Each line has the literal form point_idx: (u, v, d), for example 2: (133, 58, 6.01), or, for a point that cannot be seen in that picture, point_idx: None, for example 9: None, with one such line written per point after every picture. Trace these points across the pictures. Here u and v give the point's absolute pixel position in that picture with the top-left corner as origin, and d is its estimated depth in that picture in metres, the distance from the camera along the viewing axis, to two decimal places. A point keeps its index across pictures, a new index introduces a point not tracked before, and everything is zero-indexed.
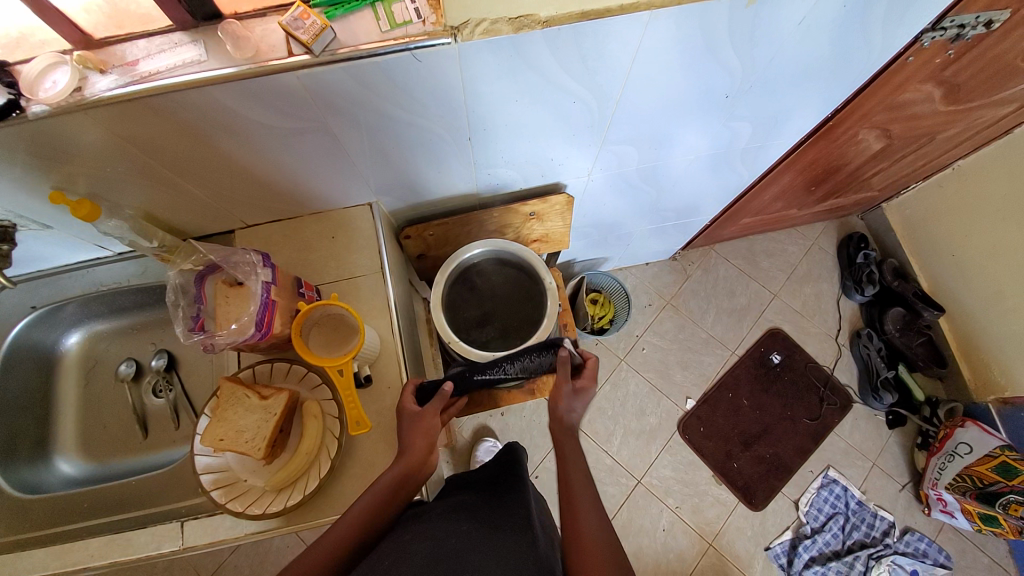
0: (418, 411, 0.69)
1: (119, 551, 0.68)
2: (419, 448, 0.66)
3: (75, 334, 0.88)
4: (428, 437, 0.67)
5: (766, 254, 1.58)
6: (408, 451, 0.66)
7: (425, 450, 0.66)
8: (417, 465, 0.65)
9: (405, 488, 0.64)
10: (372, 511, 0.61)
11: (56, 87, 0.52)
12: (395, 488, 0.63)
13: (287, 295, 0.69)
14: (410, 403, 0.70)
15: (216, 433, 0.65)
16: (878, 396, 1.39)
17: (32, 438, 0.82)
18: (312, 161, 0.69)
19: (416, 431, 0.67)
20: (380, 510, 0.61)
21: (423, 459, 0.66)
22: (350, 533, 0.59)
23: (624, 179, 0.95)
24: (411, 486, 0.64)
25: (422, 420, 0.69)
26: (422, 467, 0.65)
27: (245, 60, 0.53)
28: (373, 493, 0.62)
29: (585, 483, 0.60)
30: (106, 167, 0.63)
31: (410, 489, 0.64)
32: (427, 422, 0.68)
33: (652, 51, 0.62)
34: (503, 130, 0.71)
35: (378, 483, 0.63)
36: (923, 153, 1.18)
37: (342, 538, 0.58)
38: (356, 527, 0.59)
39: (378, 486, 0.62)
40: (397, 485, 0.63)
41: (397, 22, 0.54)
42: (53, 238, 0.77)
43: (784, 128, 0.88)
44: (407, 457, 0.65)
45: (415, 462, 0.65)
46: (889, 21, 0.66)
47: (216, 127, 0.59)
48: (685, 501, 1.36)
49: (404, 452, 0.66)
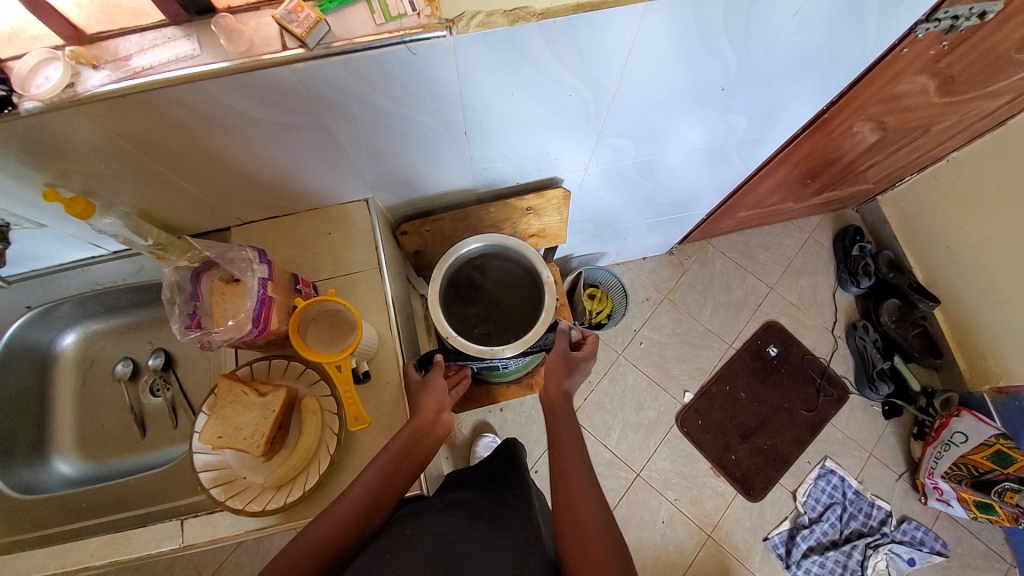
0: (423, 380, 0.72)
1: (117, 550, 0.68)
2: (428, 410, 0.68)
3: (70, 334, 0.87)
4: (434, 400, 0.70)
5: (762, 248, 1.59)
6: (418, 414, 0.67)
7: (434, 410, 0.68)
8: (427, 426, 0.67)
9: (419, 447, 0.66)
10: (390, 469, 0.62)
11: (48, 83, 0.51)
12: (408, 449, 0.65)
13: (283, 291, 0.69)
14: (413, 372, 0.73)
15: (214, 430, 0.65)
16: (874, 387, 1.40)
17: (29, 438, 0.82)
18: (307, 157, 0.69)
19: (424, 395, 0.70)
20: (397, 468, 0.63)
21: (433, 419, 0.68)
22: (369, 492, 0.60)
23: (621, 173, 0.96)
24: (423, 445, 0.66)
25: (425, 387, 0.71)
26: (432, 427, 0.68)
27: (239, 54, 0.52)
28: (389, 453, 0.64)
29: (581, 460, 0.65)
30: (100, 164, 0.62)
31: (423, 449, 0.66)
32: (433, 388, 0.71)
33: (647, 43, 0.61)
34: (499, 123, 0.71)
35: (392, 445, 0.64)
36: (918, 144, 1.19)
37: (363, 496, 0.60)
38: (376, 487, 0.61)
39: (392, 447, 0.64)
40: (410, 445, 0.65)
41: (391, 14, 0.53)
42: (46, 237, 0.77)
43: (779, 121, 0.88)
44: (416, 418, 0.67)
45: (424, 424, 0.67)
46: (884, 13, 0.66)
47: (212, 123, 0.59)
48: (683, 494, 1.37)
49: (413, 415, 0.68)
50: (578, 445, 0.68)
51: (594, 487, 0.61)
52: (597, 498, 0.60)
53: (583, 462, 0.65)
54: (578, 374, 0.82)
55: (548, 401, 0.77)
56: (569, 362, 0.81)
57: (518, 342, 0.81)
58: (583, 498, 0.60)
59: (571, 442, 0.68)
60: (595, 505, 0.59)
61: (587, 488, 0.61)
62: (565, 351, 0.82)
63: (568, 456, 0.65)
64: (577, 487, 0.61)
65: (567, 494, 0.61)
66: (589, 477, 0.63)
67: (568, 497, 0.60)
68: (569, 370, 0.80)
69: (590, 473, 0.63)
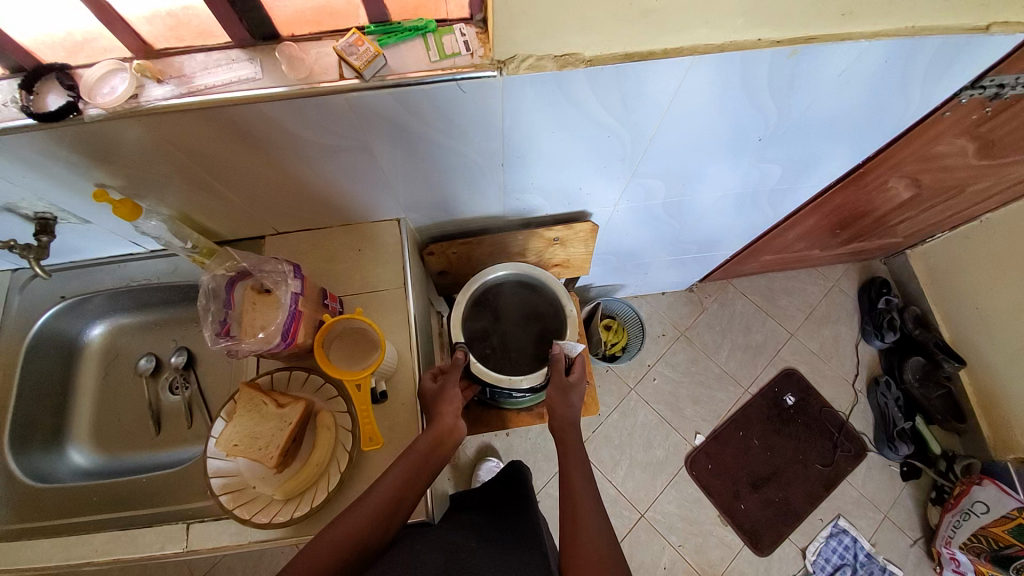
0: (439, 390, 0.72)
1: (122, 548, 0.68)
2: (448, 417, 0.68)
3: (99, 326, 0.90)
4: (451, 407, 0.69)
5: (784, 293, 1.57)
6: (437, 421, 0.67)
7: (453, 417, 0.67)
8: (447, 431, 0.67)
9: (438, 453, 0.65)
10: (411, 472, 0.62)
11: (113, 93, 0.54)
12: (429, 452, 0.64)
13: (312, 306, 0.70)
14: (428, 383, 0.73)
15: (229, 438, 0.66)
16: (893, 447, 1.35)
17: (48, 426, 0.83)
18: (348, 176, 0.71)
19: (441, 402, 0.70)
20: (418, 472, 0.63)
21: (452, 425, 0.68)
22: (389, 494, 0.60)
23: (650, 212, 0.96)
24: (443, 451, 0.66)
25: (439, 396, 0.71)
26: (451, 434, 0.67)
27: (298, 81, 0.54)
28: (410, 456, 0.64)
29: (590, 495, 0.63)
30: (149, 169, 0.65)
31: (443, 454, 0.66)
32: (447, 396, 0.70)
33: (691, 92, 0.62)
34: (537, 157, 0.72)
35: (414, 448, 0.64)
36: (951, 204, 1.18)
37: (386, 496, 0.60)
38: (399, 486, 0.61)
39: (413, 452, 0.64)
40: (430, 450, 0.65)
41: (446, 52, 0.55)
42: (90, 232, 0.79)
43: (814, 173, 0.88)
44: (436, 423, 0.67)
45: (444, 429, 0.66)
46: (929, 77, 0.67)
47: (262, 139, 0.61)
48: (687, 540, 1.33)
49: (433, 421, 0.67)
50: (586, 474, 0.66)
51: (601, 519, 0.60)
52: (603, 529, 0.59)
53: (594, 497, 0.63)
54: (579, 396, 0.77)
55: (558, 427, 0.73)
56: (567, 389, 0.76)
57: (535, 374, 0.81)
58: (589, 529, 0.59)
59: (581, 474, 0.66)
60: (601, 535, 0.58)
61: (594, 518, 0.60)
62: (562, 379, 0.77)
63: (579, 491, 0.64)
64: (584, 519, 0.60)
65: (572, 526, 0.60)
66: (598, 508, 0.62)
67: (572, 529, 0.59)
68: (569, 397, 0.76)
69: (601, 507, 0.62)
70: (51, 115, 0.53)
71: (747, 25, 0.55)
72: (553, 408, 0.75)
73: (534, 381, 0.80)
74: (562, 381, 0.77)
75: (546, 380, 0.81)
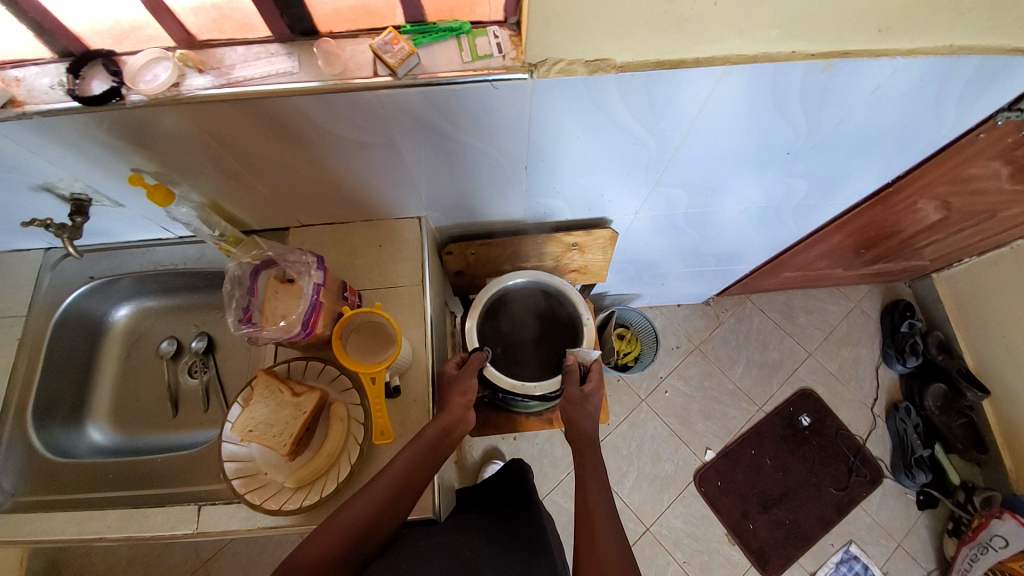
0: (455, 376, 0.75)
1: (135, 526, 0.70)
2: (458, 407, 0.70)
3: (125, 307, 0.92)
4: (463, 398, 0.72)
5: (803, 311, 1.55)
6: (447, 410, 0.69)
7: (463, 408, 0.70)
8: (455, 421, 0.69)
9: (447, 442, 0.67)
10: (420, 456, 0.64)
11: (156, 80, 0.55)
12: (438, 440, 0.66)
13: (332, 298, 0.71)
14: (450, 368, 0.77)
15: (245, 423, 0.67)
16: (909, 475, 1.32)
17: (70, 403, 0.86)
18: (373, 171, 0.71)
19: (452, 393, 0.72)
20: (426, 458, 0.64)
21: (460, 416, 0.70)
22: (398, 478, 0.61)
23: (671, 222, 0.96)
24: (451, 440, 0.68)
25: (455, 385, 0.74)
26: (460, 424, 0.70)
27: (333, 76, 0.55)
28: (419, 444, 0.65)
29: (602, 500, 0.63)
30: (183, 156, 0.66)
31: (450, 443, 0.68)
32: (460, 386, 0.73)
33: (721, 102, 0.62)
34: (560, 162, 0.72)
35: (424, 435, 0.66)
36: (981, 229, 1.15)
37: (395, 479, 0.61)
38: (407, 470, 0.62)
39: (422, 439, 0.65)
40: (439, 438, 0.66)
41: (478, 54, 0.55)
42: (122, 215, 0.81)
43: (841, 191, 0.87)
44: (446, 413, 0.69)
45: (453, 418, 0.69)
46: (965, 98, 0.66)
47: (293, 132, 0.62)
48: (693, 557, 1.30)
49: (443, 410, 0.70)
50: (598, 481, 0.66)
51: (616, 528, 0.60)
52: (619, 538, 0.59)
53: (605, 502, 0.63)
54: (591, 405, 0.78)
55: (578, 433, 0.75)
56: (576, 402, 0.77)
57: (551, 381, 0.80)
58: (606, 538, 0.59)
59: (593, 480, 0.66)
60: (617, 546, 0.58)
61: (610, 528, 0.60)
62: (575, 391, 0.78)
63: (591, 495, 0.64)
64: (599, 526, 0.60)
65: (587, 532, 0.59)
66: (610, 515, 0.61)
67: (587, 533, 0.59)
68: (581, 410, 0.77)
69: (612, 513, 0.62)
70: (96, 98, 0.55)
71: (782, 37, 0.54)
72: (571, 420, 0.77)
73: (548, 390, 0.80)
74: (575, 391, 0.78)
75: (560, 388, 0.81)
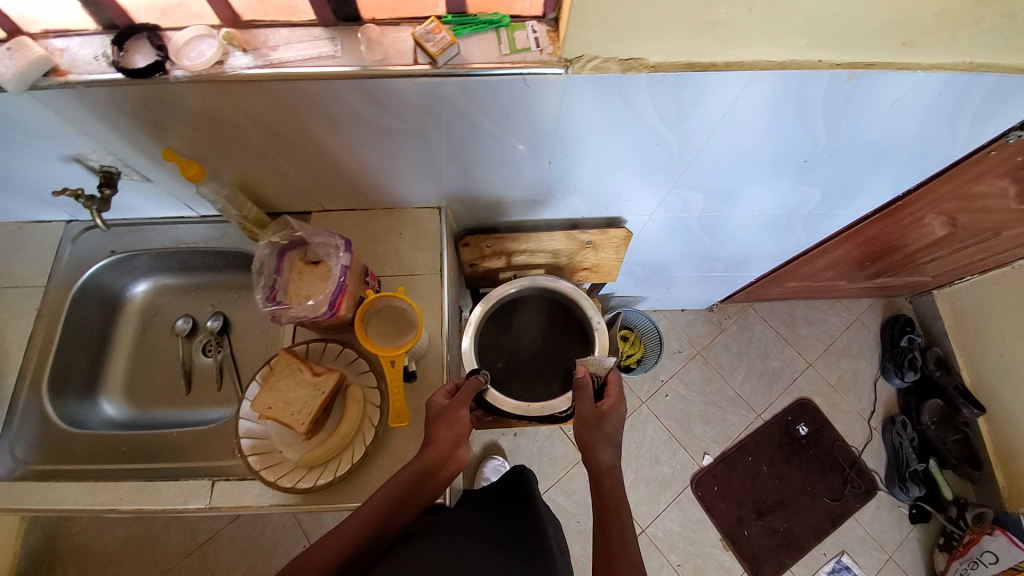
0: (445, 406, 0.68)
1: (147, 498, 0.71)
2: (443, 444, 0.64)
3: (143, 283, 0.93)
4: (451, 433, 0.65)
5: (805, 321, 1.57)
6: (432, 445, 0.64)
7: (448, 446, 0.63)
8: (440, 460, 0.63)
9: (428, 483, 0.62)
10: (395, 497, 0.60)
11: (201, 57, 0.57)
12: (418, 481, 0.62)
13: (356, 282, 0.72)
14: (440, 399, 0.69)
15: (265, 400, 0.68)
16: (903, 487, 1.34)
17: (85, 375, 0.86)
18: (400, 160, 0.73)
19: (441, 424, 0.66)
20: (403, 501, 0.60)
21: (446, 454, 0.64)
22: (371, 520, 0.58)
23: (684, 225, 0.97)
24: (434, 481, 0.62)
25: (444, 416, 0.67)
26: (445, 463, 0.63)
27: (374, 62, 0.57)
28: (396, 484, 0.61)
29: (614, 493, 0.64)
30: (218, 136, 0.68)
31: (433, 484, 0.62)
32: (452, 418, 0.66)
33: (746, 106, 0.64)
34: (582, 158, 0.74)
35: (402, 474, 0.62)
36: (985, 247, 1.17)
37: (366, 521, 0.58)
38: (380, 512, 0.59)
39: (401, 478, 0.62)
40: (418, 478, 0.62)
41: (517, 47, 0.57)
42: (148, 191, 0.82)
43: (853, 201, 0.89)
44: (429, 451, 0.63)
45: (436, 457, 0.63)
46: (979, 116, 0.68)
47: (327, 117, 0.64)
48: (687, 560, 1.32)
49: (427, 445, 0.64)
50: None
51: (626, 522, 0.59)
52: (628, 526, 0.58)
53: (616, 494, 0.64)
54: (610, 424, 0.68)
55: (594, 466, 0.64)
56: (590, 421, 0.69)
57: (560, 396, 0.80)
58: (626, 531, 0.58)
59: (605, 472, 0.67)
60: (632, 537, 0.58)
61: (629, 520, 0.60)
62: (591, 409, 0.70)
63: None
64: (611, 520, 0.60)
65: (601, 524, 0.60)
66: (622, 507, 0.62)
67: (601, 524, 0.60)
68: (598, 431, 0.67)
69: None
70: (140, 71, 0.56)
71: (810, 46, 0.56)
72: (587, 446, 0.66)
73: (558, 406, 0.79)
74: (590, 411, 0.69)
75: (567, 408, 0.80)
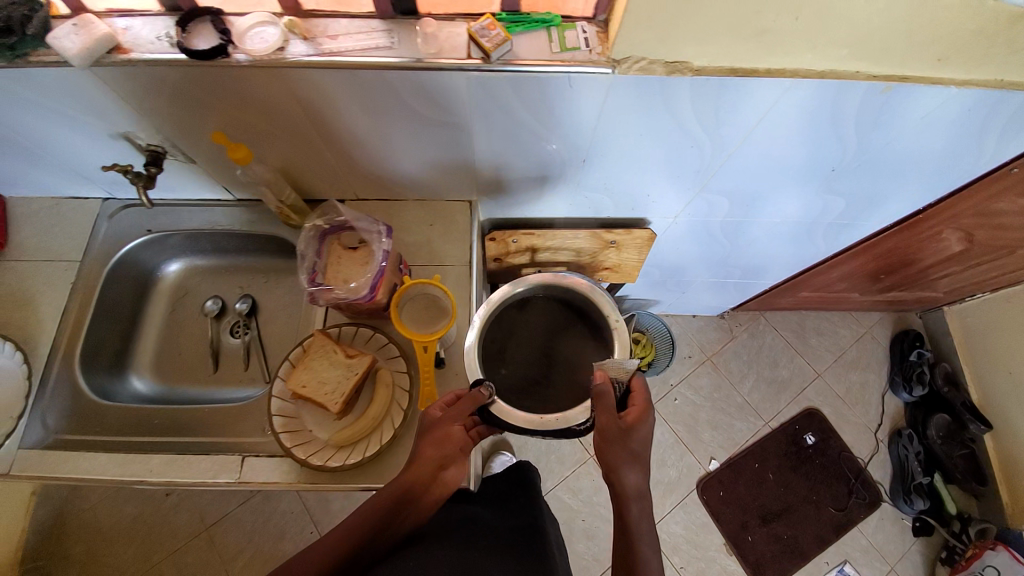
0: (437, 419, 0.63)
1: (178, 471, 0.72)
2: (428, 462, 0.60)
3: (176, 263, 0.95)
4: (438, 453, 0.60)
5: (815, 332, 1.58)
6: (416, 463, 0.60)
7: (433, 465, 0.59)
8: (423, 480, 0.59)
9: (411, 503, 0.59)
10: (375, 515, 0.58)
11: (264, 43, 0.59)
12: (399, 502, 0.58)
13: (392, 268, 0.74)
14: (433, 411, 0.64)
15: (299, 379, 0.70)
16: (908, 500, 1.35)
17: (116, 350, 0.88)
18: (440, 152, 0.75)
19: (428, 441, 0.61)
20: (383, 518, 0.58)
21: (431, 474, 0.60)
22: (350, 536, 0.57)
23: (706, 229, 0.99)
24: (417, 501, 0.59)
25: (435, 430, 0.62)
26: (431, 483, 0.59)
27: (428, 54, 0.59)
28: (378, 500, 0.59)
29: None
30: (267, 121, 0.70)
31: (415, 505, 0.59)
32: (442, 436, 0.61)
33: (781, 113, 0.66)
34: (617, 158, 0.76)
35: (384, 490, 0.59)
36: (999, 265, 1.18)
37: (344, 536, 0.57)
38: (358, 529, 0.57)
39: (383, 495, 0.59)
40: (400, 497, 0.58)
41: (567, 46, 0.59)
42: (189, 172, 0.84)
43: (875, 212, 0.91)
44: (411, 470, 0.60)
45: (419, 477, 0.59)
46: (1006, 134, 0.70)
47: (375, 107, 0.66)
48: (690, 562, 1.33)
49: (413, 462, 0.61)
50: None
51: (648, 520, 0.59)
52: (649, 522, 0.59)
53: None
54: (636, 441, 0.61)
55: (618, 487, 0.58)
56: (611, 439, 0.59)
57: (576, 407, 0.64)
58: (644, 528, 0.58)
59: None
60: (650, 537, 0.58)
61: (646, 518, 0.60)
62: (613, 426, 0.60)
63: None
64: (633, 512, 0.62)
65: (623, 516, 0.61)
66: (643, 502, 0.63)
67: None
68: (622, 449, 0.59)
69: None
70: (203, 53, 0.58)
71: (849, 57, 0.58)
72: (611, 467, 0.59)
73: (576, 418, 0.62)
74: (612, 427, 0.60)
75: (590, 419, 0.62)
